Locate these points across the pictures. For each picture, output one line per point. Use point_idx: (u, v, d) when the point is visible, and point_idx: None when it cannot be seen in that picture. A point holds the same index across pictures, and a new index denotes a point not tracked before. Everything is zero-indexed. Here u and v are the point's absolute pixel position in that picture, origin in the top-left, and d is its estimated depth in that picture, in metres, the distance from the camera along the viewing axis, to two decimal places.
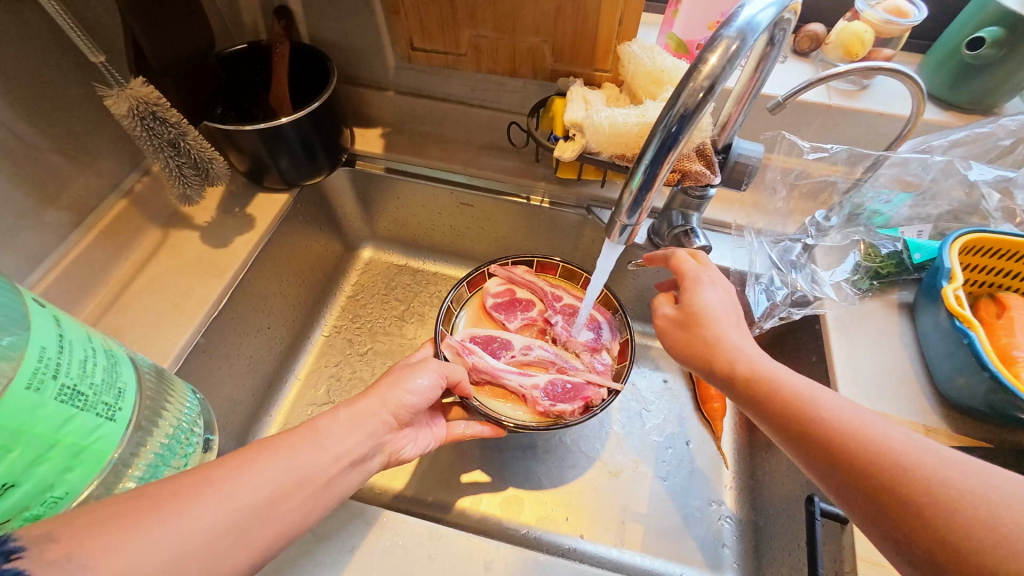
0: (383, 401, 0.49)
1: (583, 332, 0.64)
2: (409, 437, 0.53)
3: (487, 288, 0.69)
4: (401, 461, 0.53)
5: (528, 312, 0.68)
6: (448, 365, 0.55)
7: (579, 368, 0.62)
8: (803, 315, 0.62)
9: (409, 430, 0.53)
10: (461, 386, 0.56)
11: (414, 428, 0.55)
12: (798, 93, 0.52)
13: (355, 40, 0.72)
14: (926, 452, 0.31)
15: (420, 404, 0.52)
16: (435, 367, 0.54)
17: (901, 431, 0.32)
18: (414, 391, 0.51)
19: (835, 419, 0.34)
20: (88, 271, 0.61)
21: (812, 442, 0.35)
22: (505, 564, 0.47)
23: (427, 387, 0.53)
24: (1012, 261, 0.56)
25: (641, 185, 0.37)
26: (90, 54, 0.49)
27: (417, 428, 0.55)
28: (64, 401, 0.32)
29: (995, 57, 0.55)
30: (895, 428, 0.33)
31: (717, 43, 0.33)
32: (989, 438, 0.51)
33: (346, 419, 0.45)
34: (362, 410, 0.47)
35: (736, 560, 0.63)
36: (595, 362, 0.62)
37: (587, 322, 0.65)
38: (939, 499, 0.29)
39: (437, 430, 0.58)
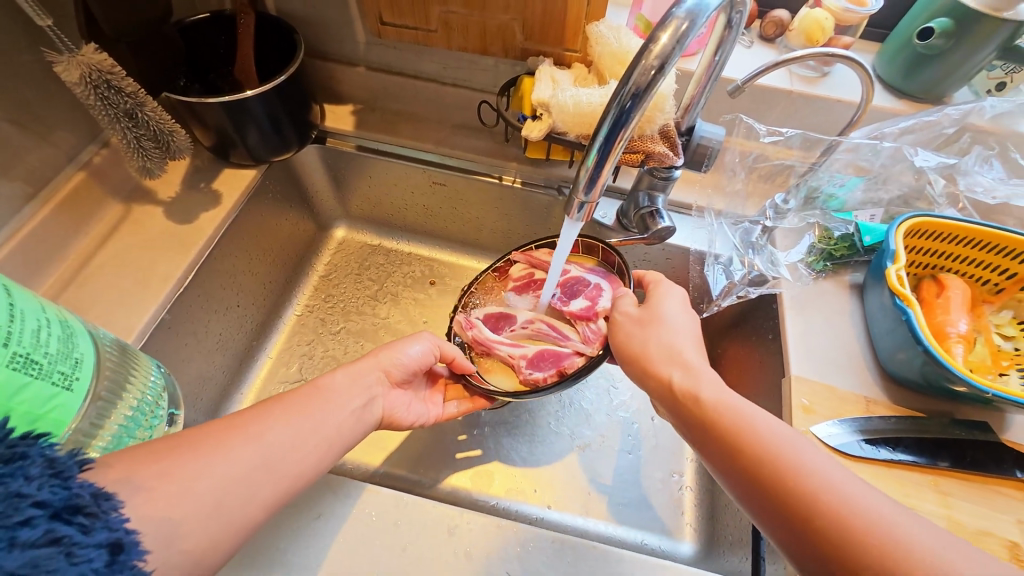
0: (377, 359, 0.53)
1: (583, 302, 0.61)
2: (404, 402, 0.55)
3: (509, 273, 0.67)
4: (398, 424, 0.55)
5: None
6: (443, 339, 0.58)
7: (571, 339, 0.59)
8: (759, 294, 0.64)
9: (403, 394, 0.56)
10: (455, 361, 0.58)
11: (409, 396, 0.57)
12: (757, 77, 0.54)
13: (323, 13, 0.71)
14: (844, 484, 0.35)
15: (413, 367, 0.55)
16: (428, 337, 0.57)
17: (824, 462, 0.37)
18: (407, 357, 0.55)
19: (768, 445, 0.38)
20: (45, 245, 0.59)
21: (749, 463, 0.39)
22: (469, 529, 0.49)
23: (419, 354, 0.56)
24: (953, 245, 0.59)
25: (596, 162, 0.39)
26: (36, 17, 0.46)
27: (412, 394, 0.57)
28: (16, 369, 0.32)
29: (944, 47, 0.58)
30: (819, 458, 0.37)
31: (668, 22, 0.34)
32: (922, 407, 0.55)
33: (345, 377, 0.49)
34: (358, 369, 0.51)
35: (693, 526, 0.66)
36: (588, 332, 0.58)
37: (590, 293, 0.61)
38: (857, 528, 0.33)
39: (432, 407, 0.59)
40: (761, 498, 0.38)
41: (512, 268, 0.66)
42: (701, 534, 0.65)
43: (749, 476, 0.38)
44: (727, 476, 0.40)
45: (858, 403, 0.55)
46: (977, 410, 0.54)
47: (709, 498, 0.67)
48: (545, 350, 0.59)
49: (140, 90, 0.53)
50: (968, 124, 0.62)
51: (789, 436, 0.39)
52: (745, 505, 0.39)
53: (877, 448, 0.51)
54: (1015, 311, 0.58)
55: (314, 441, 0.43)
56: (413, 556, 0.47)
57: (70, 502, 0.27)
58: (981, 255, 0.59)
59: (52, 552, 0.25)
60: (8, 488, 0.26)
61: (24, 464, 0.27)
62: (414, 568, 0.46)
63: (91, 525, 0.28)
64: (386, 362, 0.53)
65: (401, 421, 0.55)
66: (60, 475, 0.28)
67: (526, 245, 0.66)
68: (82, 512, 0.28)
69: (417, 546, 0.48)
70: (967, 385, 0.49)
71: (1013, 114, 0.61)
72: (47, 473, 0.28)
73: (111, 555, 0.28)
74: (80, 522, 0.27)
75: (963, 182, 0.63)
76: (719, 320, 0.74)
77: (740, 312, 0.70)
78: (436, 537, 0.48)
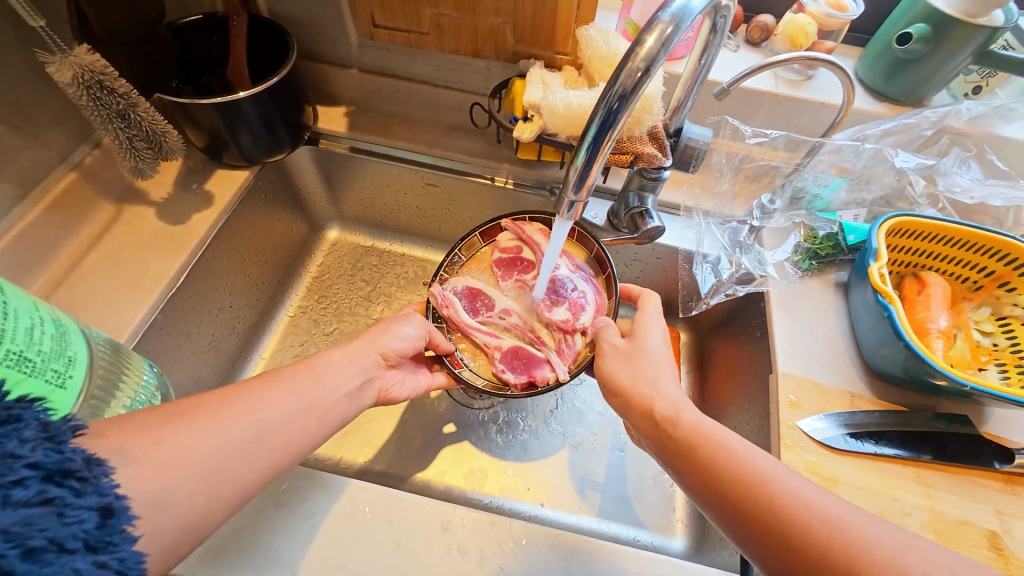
0: (373, 342, 0.53)
1: (562, 311, 0.62)
2: (398, 378, 0.56)
3: (498, 240, 0.67)
4: (392, 401, 0.56)
5: (526, 274, 0.66)
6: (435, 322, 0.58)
7: (546, 346, 0.61)
8: (746, 292, 0.66)
9: (397, 372, 0.56)
10: (439, 346, 0.58)
11: (403, 370, 0.58)
12: (742, 80, 0.56)
13: (316, 15, 0.71)
14: (812, 499, 0.36)
15: (407, 350, 0.56)
16: (422, 320, 0.58)
17: (790, 478, 0.38)
18: (401, 339, 0.55)
19: (738, 467, 0.39)
20: (36, 245, 0.59)
21: (723, 490, 0.39)
22: (462, 524, 0.49)
23: (413, 337, 0.56)
24: (934, 244, 0.61)
25: (585, 163, 0.39)
26: (28, 18, 0.47)
27: (405, 372, 0.58)
28: (9, 365, 0.32)
29: (923, 52, 0.59)
30: (786, 475, 0.38)
31: (653, 26, 0.35)
32: (905, 402, 0.56)
33: (342, 357, 0.50)
34: (354, 350, 0.51)
35: (684, 523, 0.67)
36: (563, 345, 0.60)
37: (570, 302, 0.62)
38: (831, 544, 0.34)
39: (423, 376, 0.60)
40: (762, 541, 0.37)
41: (501, 235, 0.67)
42: (692, 529, 0.66)
43: (726, 502, 0.39)
44: (706, 504, 0.41)
45: (843, 398, 0.56)
46: (957, 403, 0.56)
47: None
48: (517, 349, 0.61)
49: (133, 91, 0.53)
50: (946, 127, 0.64)
51: (756, 454, 0.40)
52: (725, 532, 0.40)
53: (861, 442, 0.52)
54: (993, 307, 0.60)
55: (308, 437, 0.43)
56: (408, 551, 0.47)
57: (62, 466, 0.28)
58: (961, 254, 0.60)
59: (45, 511, 0.27)
60: (3, 449, 0.27)
61: (19, 427, 0.28)
62: (409, 563, 0.47)
63: (83, 488, 0.29)
64: (382, 342, 0.53)
65: (395, 398, 0.55)
66: (53, 439, 0.29)
67: (517, 216, 0.66)
68: (74, 476, 0.29)
69: (411, 541, 0.48)
70: (948, 379, 0.50)
71: (989, 117, 0.63)
72: (41, 437, 0.28)
73: (101, 518, 0.29)
74: (71, 485, 0.28)
75: (943, 183, 0.65)
76: (708, 318, 0.75)
77: (729, 311, 0.71)
78: (430, 533, 0.49)
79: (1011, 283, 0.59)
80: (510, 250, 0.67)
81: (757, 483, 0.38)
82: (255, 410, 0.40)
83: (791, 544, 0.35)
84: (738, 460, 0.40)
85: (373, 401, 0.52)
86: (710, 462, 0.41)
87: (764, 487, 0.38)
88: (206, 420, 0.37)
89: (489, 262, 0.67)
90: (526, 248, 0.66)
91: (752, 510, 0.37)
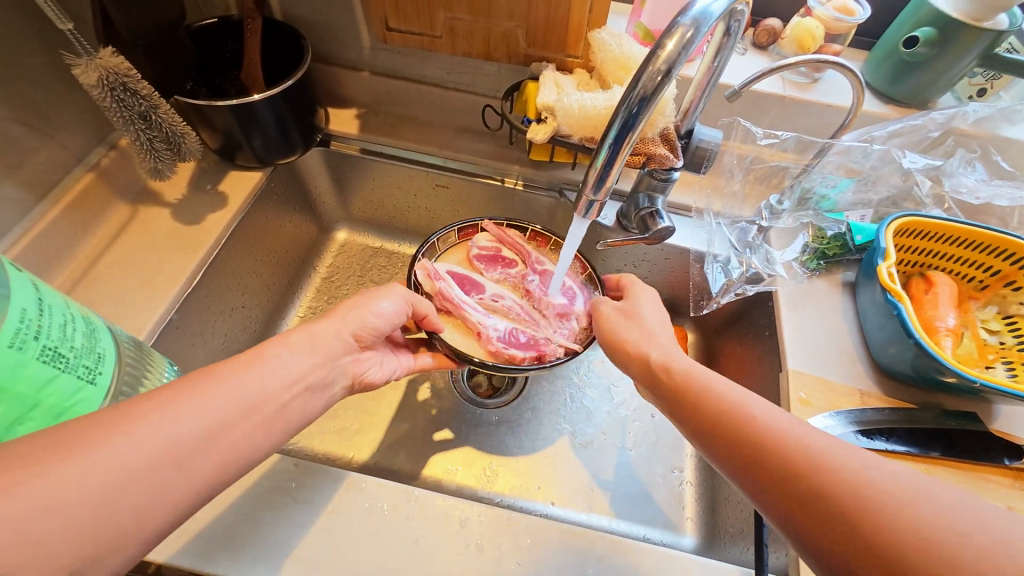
0: (345, 322, 0.48)
1: (559, 296, 0.62)
2: (375, 361, 0.53)
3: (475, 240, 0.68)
4: (367, 385, 0.53)
5: (510, 269, 0.67)
6: (417, 295, 0.55)
7: (544, 327, 0.60)
8: (756, 291, 0.67)
9: (373, 355, 0.53)
10: (428, 319, 0.56)
11: (379, 353, 0.55)
12: (753, 83, 0.57)
13: (329, 19, 0.72)
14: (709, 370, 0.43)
15: (384, 327, 0.51)
16: (402, 293, 0.53)
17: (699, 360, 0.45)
18: (379, 314, 0.51)
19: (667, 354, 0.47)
20: (53, 245, 0.59)
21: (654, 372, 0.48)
22: (479, 521, 0.50)
23: (393, 312, 0.52)
24: (941, 243, 0.62)
25: (605, 163, 0.40)
26: (56, 20, 0.47)
27: (382, 354, 0.55)
28: (45, 361, 0.33)
29: (928, 54, 0.60)
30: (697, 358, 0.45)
31: (674, 30, 0.36)
32: (913, 399, 0.57)
33: (304, 341, 0.44)
34: (322, 331, 0.46)
35: (694, 521, 0.68)
36: (561, 327, 0.60)
37: (563, 288, 0.63)
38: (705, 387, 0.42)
39: (404, 359, 0.58)
40: (735, 466, 0.37)
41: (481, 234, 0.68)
42: (702, 527, 0.67)
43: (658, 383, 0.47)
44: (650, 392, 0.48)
45: (852, 396, 0.57)
46: (965, 401, 0.56)
47: (710, 491, 0.69)
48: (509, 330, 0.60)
49: (155, 93, 0.54)
50: (952, 128, 0.65)
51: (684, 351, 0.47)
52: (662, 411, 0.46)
53: (872, 439, 0.52)
54: (999, 306, 0.61)
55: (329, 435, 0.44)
56: (426, 546, 0.48)
57: None
58: (966, 253, 0.61)
59: None
60: None
61: None
62: (429, 558, 0.47)
63: None
64: (356, 318, 0.49)
65: (372, 382, 0.53)
66: None
67: (498, 218, 0.68)
68: None
69: (428, 539, 0.48)
70: (956, 376, 0.51)
71: (994, 119, 0.64)
72: None
73: None
74: None
75: (949, 183, 0.66)
76: (716, 318, 0.76)
77: (737, 310, 0.72)
78: (447, 529, 0.49)
79: (1017, 282, 0.60)
80: (485, 249, 0.67)
81: (731, 409, 0.39)
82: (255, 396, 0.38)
83: (763, 467, 0.35)
84: (714, 392, 0.41)
85: (348, 389, 0.50)
86: (690, 394, 0.42)
87: (738, 412, 0.38)
88: (204, 387, 0.36)
89: (466, 254, 0.67)
90: (507, 247, 0.68)
91: (724, 435, 0.38)
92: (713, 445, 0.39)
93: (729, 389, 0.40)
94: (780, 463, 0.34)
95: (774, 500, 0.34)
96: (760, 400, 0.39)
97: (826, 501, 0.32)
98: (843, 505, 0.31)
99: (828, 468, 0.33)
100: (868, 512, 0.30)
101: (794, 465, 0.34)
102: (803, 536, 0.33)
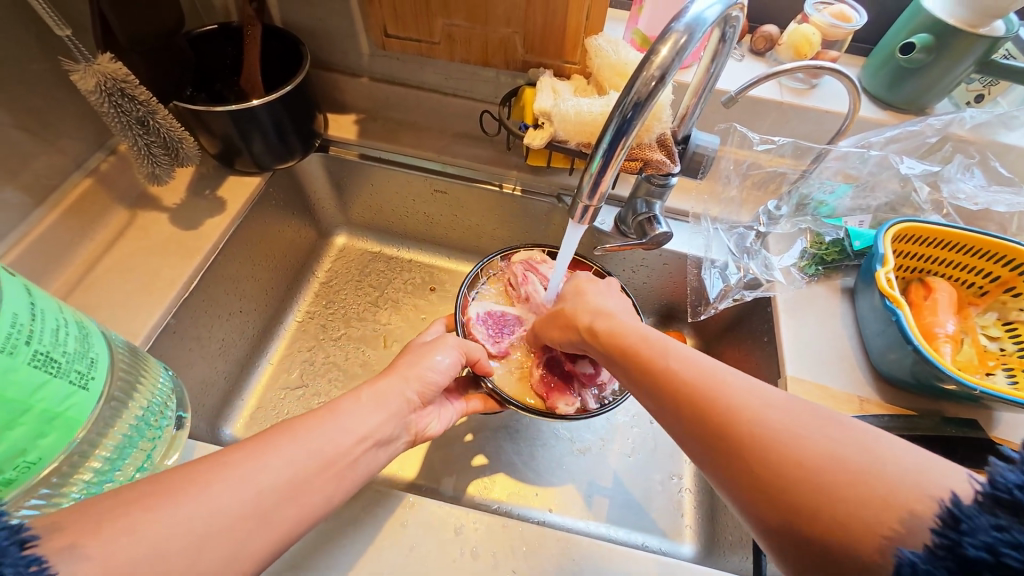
0: (405, 378, 0.49)
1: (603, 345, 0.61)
2: (434, 414, 0.53)
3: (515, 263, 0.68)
4: (428, 438, 0.53)
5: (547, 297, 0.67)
6: (467, 342, 0.56)
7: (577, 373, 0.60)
8: (754, 297, 0.66)
9: (433, 408, 0.53)
10: (479, 363, 0.57)
11: (436, 405, 0.55)
12: (750, 88, 0.57)
13: (328, 26, 0.72)
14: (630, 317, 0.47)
15: (444, 380, 0.52)
16: (453, 343, 0.55)
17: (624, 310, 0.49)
18: (437, 370, 0.51)
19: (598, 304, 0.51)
20: (52, 249, 0.60)
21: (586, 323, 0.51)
22: (475, 529, 0.49)
23: (447, 365, 0.52)
24: (940, 249, 0.61)
25: (599, 168, 0.41)
26: (55, 27, 0.48)
27: (438, 403, 0.55)
28: (36, 366, 0.33)
29: (925, 61, 0.61)
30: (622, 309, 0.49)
31: (667, 36, 0.36)
32: (913, 406, 0.57)
33: (370, 399, 0.45)
34: (384, 388, 0.47)
35: (692, 528, 0.67)
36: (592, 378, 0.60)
37: None
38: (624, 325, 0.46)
39: (457, 405, 0.58)
40: (661, 406, 0.38)
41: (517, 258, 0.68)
42: (702, 535, 0.66)
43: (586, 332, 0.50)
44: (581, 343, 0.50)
45: (851, 402, 0.56)
46: (966, 408, 0.56)
47: (709, 498, 0.68)
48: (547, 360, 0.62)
49: (152, 98, 0.54)
50: (950, 134, 0.65)
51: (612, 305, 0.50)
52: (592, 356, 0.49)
53: None
54: (999, 312, 0.60)
55: None
56: (422, 553, 0.47)
57: None
58: (964, 258, 0.61)
59: None
60: None
61: None
62: (424, 565, 0.47)
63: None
64: (416, 375, 0.49)
65: (432, 433, 0.53)
66: None
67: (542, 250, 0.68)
68: None
69: (425, 546, 0.48)
70: (956, 383, 0.50)
71: (991, 125, 0.64)
72: None
73: None
74: None
75: (947, 189, 0.66)
76: (715, 324, 0.75)
77: (735, 316, 0.72)
78: (443, 537, 0.49)
79: (1016, 288, 0.59)
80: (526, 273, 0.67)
81: (663, 356, 0.40)
82: (333, 450, 0.39)
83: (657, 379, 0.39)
84: (652, 344, 0.42)
85: (408, 444, 0.50)
86: (628, 348, 0.43)
87: (669, 358, 0.39)
88: None
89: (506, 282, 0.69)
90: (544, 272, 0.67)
91: (654, 379, 0.39)
92: (646, 391, 0.40)
93: (667, 340, 0.42)
94: (699, 400, 0.35)
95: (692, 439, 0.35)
96: (690, 348, 0.40)
97: (736, 435, 0.32)
98: (750, 439, 0.32)
99: (744, 404, 0.33)
100: (771, 442, 0.31)
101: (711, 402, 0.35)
102: (717, 471, 0.33)
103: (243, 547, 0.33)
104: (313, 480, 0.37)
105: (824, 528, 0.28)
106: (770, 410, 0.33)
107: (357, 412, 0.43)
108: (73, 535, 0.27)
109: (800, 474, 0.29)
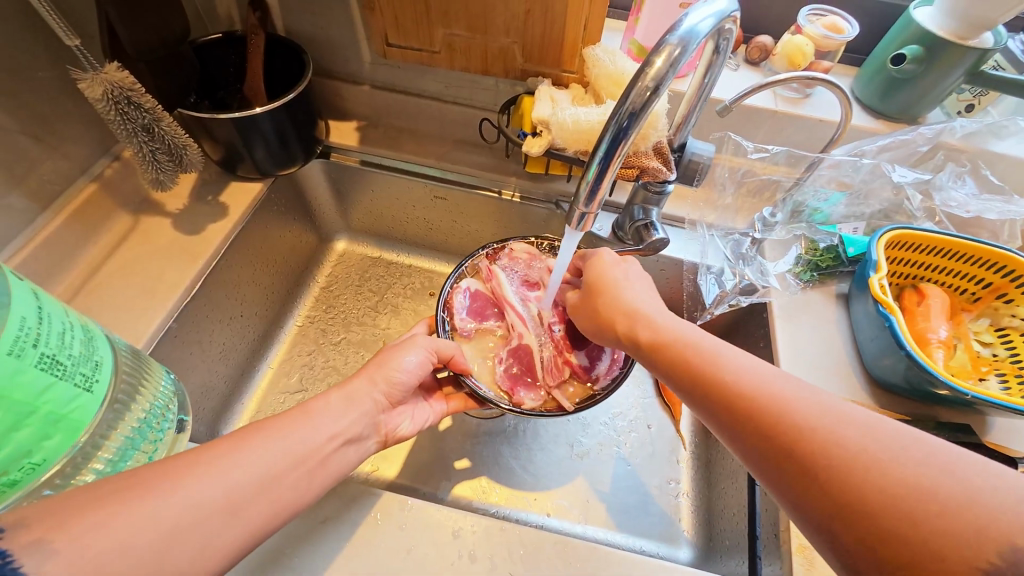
0: (372, 381, 0.50)
1: (597, 353, 0.60)
2: (406, 414, 0.54)
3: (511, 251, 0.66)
4: (401, 439, 0.54)
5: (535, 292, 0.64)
6: (437, 341, 0.55)
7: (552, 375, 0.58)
8: (750, 303, 0.67)
9: (404, 408, 0.55)
10: (454, 361, 0.55)
11: (409, 406, 0.56)
12: (744, 97, 0.58)
13: (331, 35, 0.74)
14: (672, 322, 0.45)
15: (412, 381, 0.52)
16: (423, 343, 0.54)
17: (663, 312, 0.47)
18: (404, 370, 0.51)
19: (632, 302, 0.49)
20: (56, 253, 0.60)
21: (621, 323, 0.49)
22: (473, 531, 0.50)
23: (416, 365, 0.52)
24: (933, 256, 0.62)
25: (597, 176, 0.41)
26: (64, 36, 0.49)
27: (411, 404, 0.56)
28: (42, 369, 0.33)
29: (916, 72, 0.62)
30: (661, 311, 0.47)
31: (662, 48, 0.37)
32: (907, 411, 0.57)
33: (340, 400, 0.46)
34: (352, 391, 0.48)
35: (690, 533, 0.67)
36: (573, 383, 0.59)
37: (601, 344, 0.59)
38: (668, 332, 0.44)
39: (436, 405, 0.59)
40: (727, 425, 0.37)
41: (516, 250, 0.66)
42: (699, 539, 0.67)
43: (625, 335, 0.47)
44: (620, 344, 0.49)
45: None
46: (958, 413, 0.57)
47: (707, 503, 0.68)
48: (524, 351, 0.60)
49: (158, 106, 0.55)
50: (941, 143, 0.66)
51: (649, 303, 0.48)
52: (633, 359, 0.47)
53: None
54: (991, 318, 0.61)
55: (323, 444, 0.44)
56: (419, 556, 0.48)
57: None
58: (956, 265, 0.62)
59: None
60: None
61: None
62: (421, 568, 0.47)
63: None
64: (382, 377, 0.50)
65: (405, 435, 0.54)
66: None
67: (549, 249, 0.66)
68: None
69: (423, 548, 0.48)
70: (949, 388, 0.51)
71: (981, 134, 0.65)
72: None
73: None
74: None
75: (939, 197, 0.67)
76: (712, 329, 0.76)
77: (731, 322, 0.72)
78: (439, 539, 0.49)
79: (1008, 295, 0.60)
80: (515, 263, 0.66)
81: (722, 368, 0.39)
82: (308, 445, 0.41)
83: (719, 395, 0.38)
84: (704, 357, 0.41)
85: (379, 444, 0.50)
86: (680, 359, 0.42)
87: (732, 373, 0.38)
88: None
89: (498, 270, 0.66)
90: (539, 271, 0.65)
91: (715, 394, 0.38)
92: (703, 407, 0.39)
93: (722, 352, 0.41)
94: (770, 422, 0.35)
95: (762, 458, 0.35)
96: (753, 363, 0.39)
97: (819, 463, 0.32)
98: (836, 466, 0.31)
99: (825, 428, 0.33)
100: (855, 468, 0.31)
101: (786, 423, 0.34)
102: (795, 498, 0.33)
103: (212, 540, 0.33)
104: (286, 481, 0.38)
105: (915, 560, 0.28)
106: (851, 432, 0.32)
107: (334, 422, 0.44)
108: (43, 530, 0.28)
109: (898, 505, 0.29)
